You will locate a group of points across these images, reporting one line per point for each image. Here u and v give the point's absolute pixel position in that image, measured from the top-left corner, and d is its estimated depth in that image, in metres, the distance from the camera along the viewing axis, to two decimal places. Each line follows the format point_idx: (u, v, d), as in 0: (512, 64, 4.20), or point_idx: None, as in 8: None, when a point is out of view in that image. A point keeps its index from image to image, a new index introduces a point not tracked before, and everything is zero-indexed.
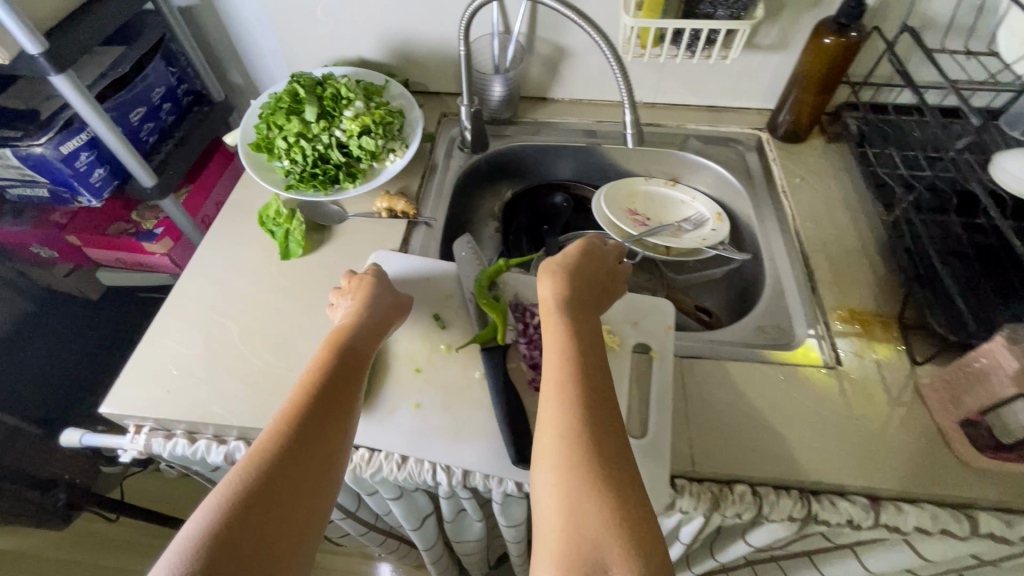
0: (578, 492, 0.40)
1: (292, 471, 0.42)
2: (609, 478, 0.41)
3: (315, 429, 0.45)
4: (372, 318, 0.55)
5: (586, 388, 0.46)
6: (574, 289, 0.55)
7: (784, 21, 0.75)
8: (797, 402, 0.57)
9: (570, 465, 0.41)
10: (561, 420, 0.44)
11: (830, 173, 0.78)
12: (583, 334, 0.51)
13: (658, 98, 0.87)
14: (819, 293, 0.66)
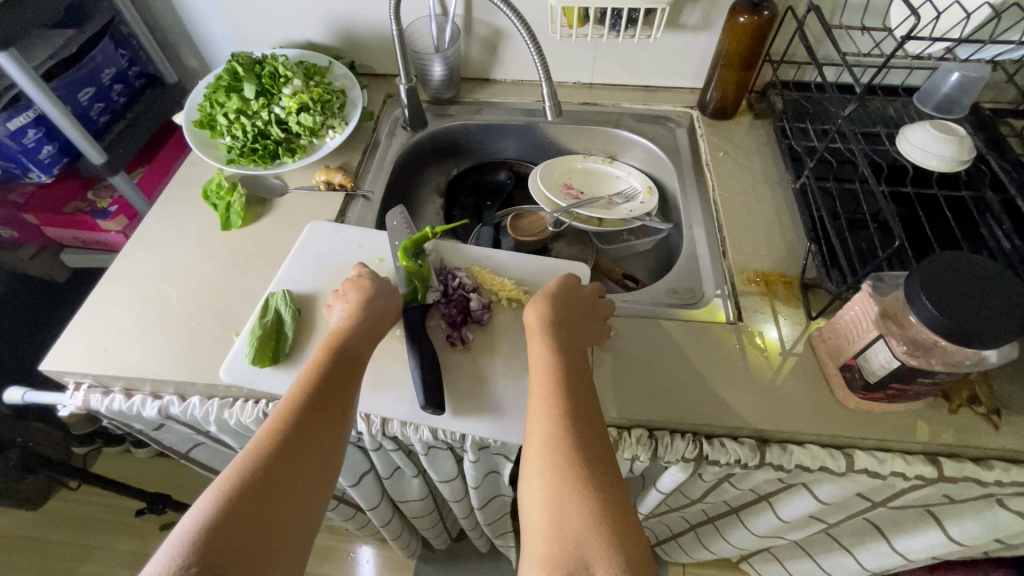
0: (565, 497, 0.43)
1: (289, 472, 0.43)
2: (592, 482, 0.44)
3: (313, 431, 0.46)
4: (368, 323, 0.56)
5: (576, 403, 0.49)
6: (561, 313, 0.58)
7: (705, 2, 0.78)
8: (697, 355, 0.61)
9: (555, 473, 0.44)
10: (548, 429, 0.47)
11: (752, 148, 0.83)
12: (571, 354, 0.54)
13: (594, 78, 0.91)
14: (729, 257, 0.70)
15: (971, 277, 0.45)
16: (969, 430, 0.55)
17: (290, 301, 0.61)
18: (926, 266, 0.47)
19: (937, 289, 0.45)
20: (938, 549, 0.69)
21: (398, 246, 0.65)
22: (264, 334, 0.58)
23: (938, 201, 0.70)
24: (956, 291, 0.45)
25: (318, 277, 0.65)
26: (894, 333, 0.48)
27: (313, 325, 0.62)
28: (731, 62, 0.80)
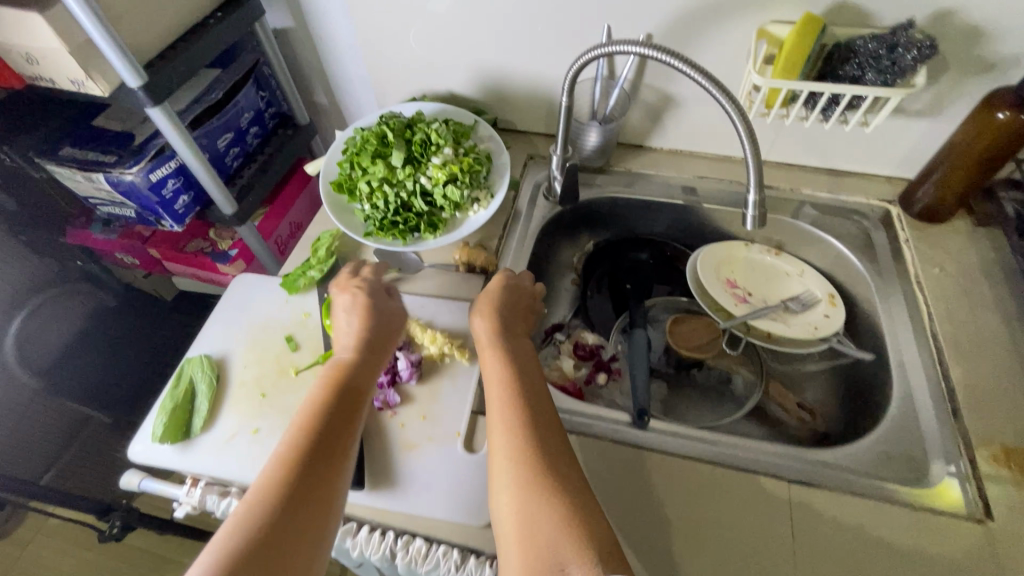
0: (535, 508, 0.42)
1: (305, 490, 0.42)
2: (560, 494, 0.42)
3: (321, 443, 0.45)
4: (376, 339, 0.56)
5: (531, 416, 0.48)
6: (505, 326, 0.59)
7: (942, 86, 0.64)
8: (934, 561, 0.47)
9: (521, 487, 0.43)
10: (511, 446, 0.46)
11: (977, 265, 0.67)
12: (524, 367, 0.54)
13: (770, 156, 0.78)
14: (962, 419, 0.55)
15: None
16: None
17: (206, 368, 0.59)
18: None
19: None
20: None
21: (325, 299, 0.63)
22: (175, 409, 0.56)
23: None
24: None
25: (239, 339, 0.63)
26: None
27: (230, 391, 0.59)
28: (967, 160, 0.64)
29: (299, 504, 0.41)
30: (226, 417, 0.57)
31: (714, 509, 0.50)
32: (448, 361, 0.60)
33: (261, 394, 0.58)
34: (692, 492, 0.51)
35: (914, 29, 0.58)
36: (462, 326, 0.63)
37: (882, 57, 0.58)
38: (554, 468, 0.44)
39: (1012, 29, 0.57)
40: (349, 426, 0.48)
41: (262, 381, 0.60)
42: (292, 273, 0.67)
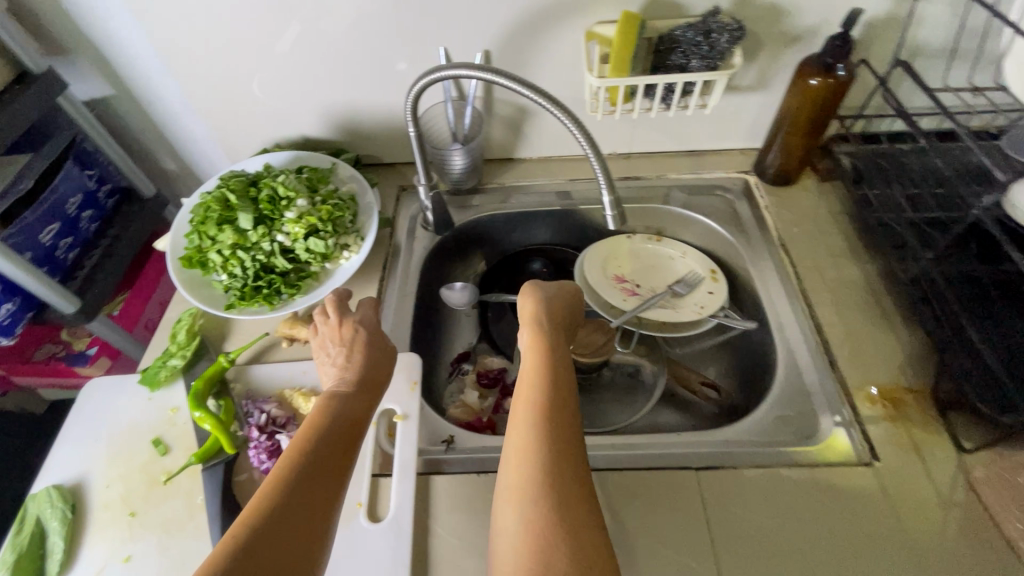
0: (543, 513, 0.36)
1: (282, 531, 0.36)
2: (572, 503, 0.37)
3: (316, 468, 0.41)
4: (365, 381, 0.51)
5: (551, 403, 0.43)
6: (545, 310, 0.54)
7: (762, 62, 0.68)
8: (838, 514, 0.49)
9: (527, 490, 0.38)
10: (523, 450, 0.40)
11: (828, 219, 0.72)
12: (551, 356, 0.49)
13: (633, 148, 0.80)
14: (839, 370, 0.58)
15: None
16: None
17: (56, 500, 0.51)
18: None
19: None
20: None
21: (190, 390, 0.57)
22: (23, 558, 0.48)
23: None
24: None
25: (96, 455, 0.55)
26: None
27: (91, 519, 0.51)
28: (799, 126, 0.69)
29: (282, 529, 0.36)
30: (88, 551, 0.50)
31: (635, 517, 0.50)
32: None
33: (129, 514, 0.51)
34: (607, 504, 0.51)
35: (722, 15, 0.61)
36: None
37: (700, 44, 0.60)
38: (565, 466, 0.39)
39: (808, 5, 0.62)
40: (345, 457, 0.43)
41: (129, 497, 0.52)
42: (151, 366, 0.60)
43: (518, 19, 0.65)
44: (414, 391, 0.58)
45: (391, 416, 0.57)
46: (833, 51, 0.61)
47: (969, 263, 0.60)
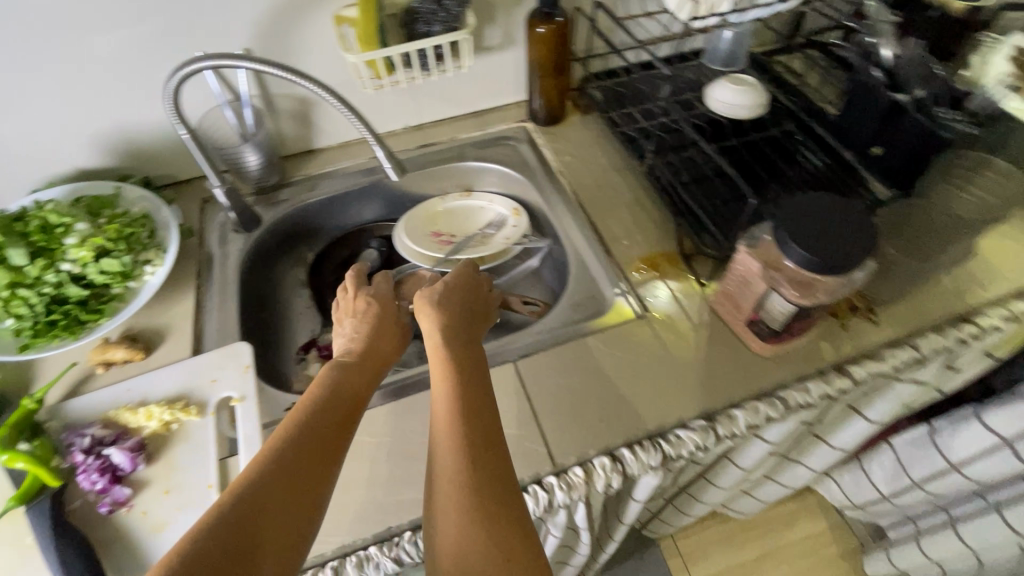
0: (475, 524, 0.39)
1: (268, 515, 0.37)
2: (500, 522, 0.40)
3: (302, 456, 0.41)
4: (363, 356, 0.53)
5: (481, 416, 0.45)
6: (447, 305, 0.54)
7: (501, 22, 0.79)
8: (624, 359, 0.61)
9: (466, 507, 0.40)
10: (459, 466, 0.41)
11: (592, 143, 0.86)
12: (473, 367, 0.49)
13: (422, 119, 0.89)
14: (613, 254, 0.71)
15: (819, 212, 0.52)
16: (865, 333, 0.61)
17: None
18: (785, 215, 0.52)
19: (802, 234, 0.50)
20: (870, 421, 0.80)
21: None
22: None
23: (757, 144, 0.79)
24: (812, 225, 0.51)
25: None
26: (786, 281, 0.53)
27: None
28: (545, 70, 0.82)
29: (268, 511, 0.37)
30: None
31: None
32: (177, 427, 0.57)
33: None
34: None
35: None
36: (182, 388, 0.59)
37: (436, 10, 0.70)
38: (500, 492, 0.41)
39: None
40: (339, 438, 0.44)
41: None
42: None
43: (269, 13, 0.69)
44: (248, 372, 0.60)
45: (229, 402, 0.59)
46: None
47: (686, 151, 0.79)
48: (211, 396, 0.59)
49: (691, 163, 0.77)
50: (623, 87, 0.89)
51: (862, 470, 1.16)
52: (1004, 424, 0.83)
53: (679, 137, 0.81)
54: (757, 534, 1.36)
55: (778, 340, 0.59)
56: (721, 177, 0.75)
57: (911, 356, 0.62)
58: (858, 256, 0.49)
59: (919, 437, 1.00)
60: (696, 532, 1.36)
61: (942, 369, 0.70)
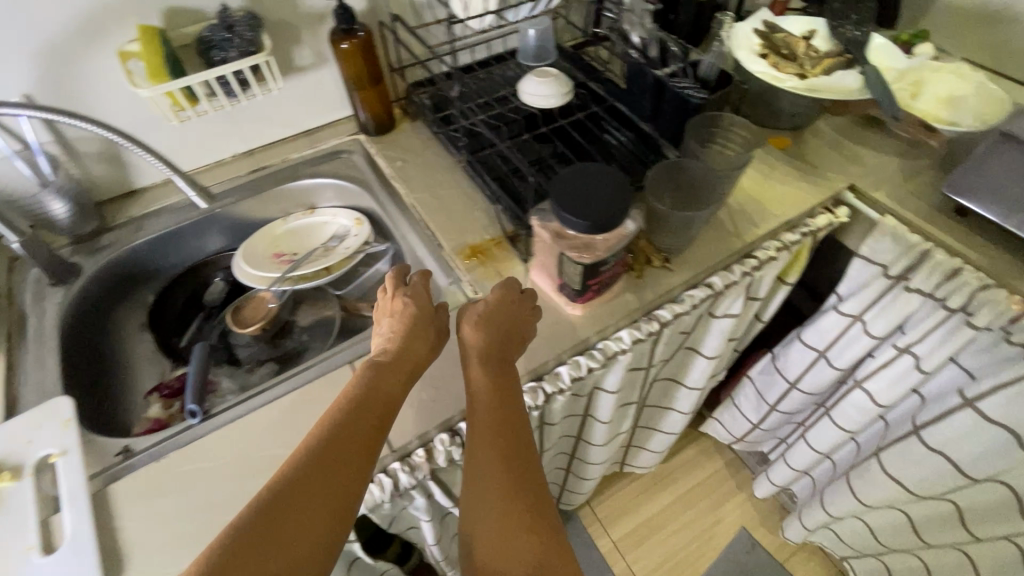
0: (508, 531, 0.53)
1: (317, 502, 0.46)
2: (532, 537, 0.53)
3: (348, 455, 0.49)
4: (403, 356, 0.57)
5: (510, 431, 0.56)
6: (493, 320, 0.60)
7: (308, 42, 0.82)
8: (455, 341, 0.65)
9: (500, 510, 0.54)
10: (500, 488, 0.55)
11: (422, 146, 0.90)
12: (508, 389, 0.58)
13: (251, 144, 0.89)
14: (443, 246, 0.75)
15: (584, 180, 0.58)
16: (662, 280, 0.71)
17: None
18: (557, 187, 0.58)
19: (569, 203, 0.56)
20: (706, 357, 0.90)
21: None
22: None
23: (566, 129, 0.87)
24: (578, 193, 0.57)
25: None
26: (568, 246, 0.60)
27: None
28: (361, 83, 0.85)
29: (314, 498, 0.46)
30: None
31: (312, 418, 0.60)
32: None
33: None
34: (286, 421, 0.60)
35: (235, 11, 0.72)
36: None
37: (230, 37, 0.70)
38: (527, 498, 0.55)
39: None
40: (374, 446, 0.51)
41: None
42: None
43: (43, 55, 0.67)
44: (68, 426, 0.58)
45: (49, 460, 0.56)
46: (342, 19, 0.77)
47: (504, 142, 0.85)
48: (26, 458, 0.56)
49: (510, 153, 0.83)
50: (446, 90, 0.95)
51: (735, 405, 1.29)
52: (816, 339, 0.97)
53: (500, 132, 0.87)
54: (665, 484, 1.47)
55: (585, 299, 0.65)
56: (538, 165, 0.82)
57: (702, 293, 0.72)
58: (616, 216, 0.56)
59: (765, 365, 1.14)
60: (611, 493, 1.45)
61: (744, 300, 0.81)
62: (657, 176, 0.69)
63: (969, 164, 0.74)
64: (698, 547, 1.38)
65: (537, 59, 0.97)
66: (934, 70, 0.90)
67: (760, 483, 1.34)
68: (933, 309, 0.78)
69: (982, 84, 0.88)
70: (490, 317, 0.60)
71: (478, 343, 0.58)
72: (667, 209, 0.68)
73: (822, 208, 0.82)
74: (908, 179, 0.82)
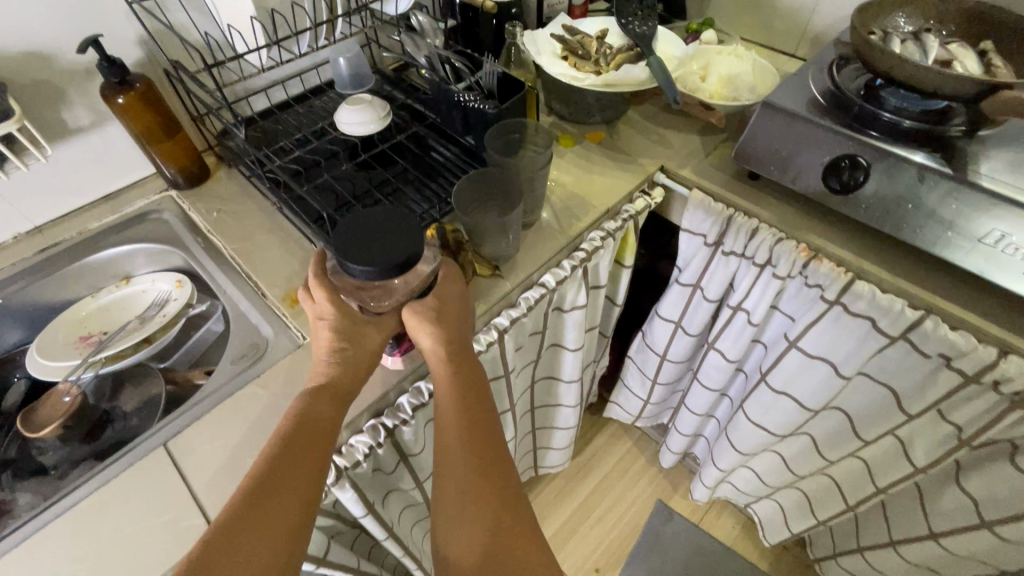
0: (482, 518, 0.53)
1: (266, 530, 0.46)
2: (505, 523, 0.54)
3: (294, 478, 0.49)
4: (342, 368, 0.57)
5: (481, 430, 0.57)
6: (440, 319, 0.61)
7: (79, 101, 0.75)
8: (284, 393, 0.62)
9: (468, 505, 0.54)
10: (464, 476, 0.55)
11: (240, 193, 0.85)
12: (460, 375, 0.60)
13: (38, 221, 0.79)
14: (268, 295, 0.72)
15: (366, 226, 0.57)
16: (494, 287, 0.72)
17: None
18: (339, 241, 0.55)
19: (355, 255, 0.54)
20: (570, 350, 0.93)
21: None
22: None
23: (389, 153, 0.86)
24: (363, 241, 0.55)
25: None
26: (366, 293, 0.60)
27: None
28: (154, 135, 0.79)
29: (261, 527, 0.46)
30: None
31: (123, 515, 0.54)
32: None
33: None
34: (91, 525, 0.53)
35: None
36: None
37: None
38: (502, 490, 0.55)
39: (62, 45, 0.70)
40: (317, 467, 0.51)
41: None
42: None
43: None
44: None
45: None
46: (108, 72, 0.70)
47: (324, 176, 0.83)
48: None
49: (331, 186, 0.81)
50: (263, 129, 0.90)
51: (626, 386, 1.34)
52: (671, 311, 1.03)
53: (323, 168, 0.84)
54: (583, 475, 1.50)
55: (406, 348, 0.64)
56: (363, 196, 0.79)
57: (537, 293, 0.75)
58: (409, 258, 0.54)
59: (639, 343, 1.19)
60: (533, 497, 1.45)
61: (587, 290, 0.84)
62: (461, 191, 0.71)
63: (747, 135, 0.82)
64: (621, 528, 1.42)
65: (355, 85, 0.96)
66: (718, 53, 0.99)
67: (663, 455, 1.40)
68: (747, 268, 0.85)
69: (757, 61, 0.98)
70: (435, 310, 0.61)
71: (429, 337, 0.59)
72: (478, 222, 0.69)
73: (640, 191, 0.87)
74: (709, 153, 0.89)
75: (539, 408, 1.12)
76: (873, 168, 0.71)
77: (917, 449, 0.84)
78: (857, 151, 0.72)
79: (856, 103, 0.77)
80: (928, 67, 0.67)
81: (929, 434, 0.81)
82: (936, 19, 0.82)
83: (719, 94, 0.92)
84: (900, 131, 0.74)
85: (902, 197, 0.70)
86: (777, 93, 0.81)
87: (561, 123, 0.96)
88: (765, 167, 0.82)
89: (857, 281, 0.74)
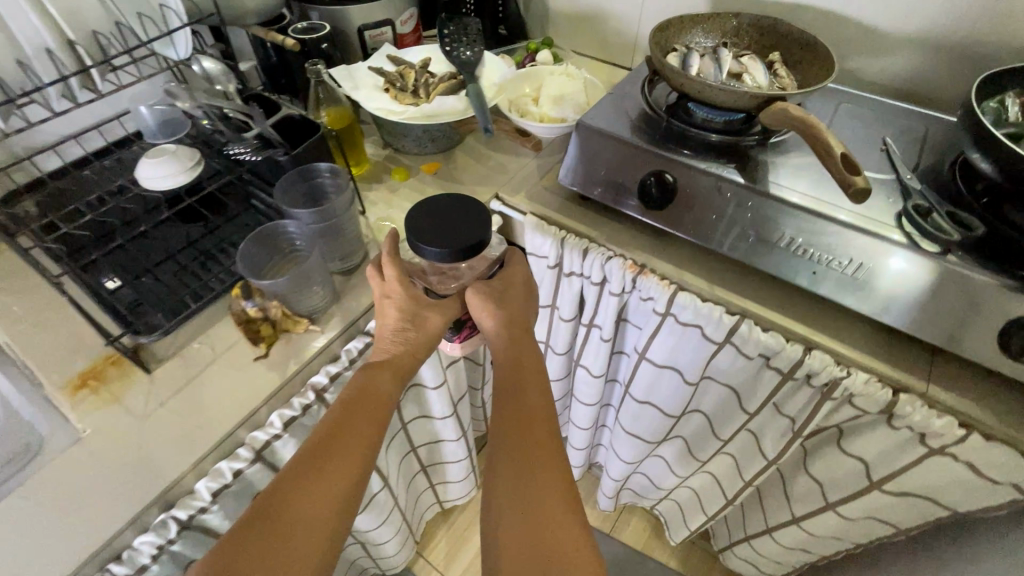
0: (527, 500, 0.55)
1: (326, 485, 0.52)
2: (553, 500, 0.55)
3: (355, 438, 0.56)
4: (407, 339, 0.64)
5: (529, 418, 0.61)
6: (501, 303, 0.69)
7: None
8: (49, 501, 0.54)
9: (524, 465, 0.57)
10: (525, 430, 0.60)
11: (22, 265, 0.75)
12: (513, 346, 0.68)
13: None
14: (42, 384, 0.63)
15: (443, 214, 0.65)
16: (309, 344, 0.67)
17: None
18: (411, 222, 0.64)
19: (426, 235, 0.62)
20: (430, 389, 0.90)
21: None
22: None
23: (196, 208, 0.80)
24: (439, 228, 0.63)
25: None
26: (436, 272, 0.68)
27: None
28: None
29: (331, 469, 0.53)
30: None
31: None
32: None
33: None
34: None
35: None
36: None
37: None
38: (547, 473, 0.57)
39: None
40: (378, 427, 0.58)
41: None
42: None
43: None
44: None
45: None
46: None
47: (117, 244, 0.75)
48: None
49: (126, 256, 0.74)
50: (53, 190, 0.81)
51: None
52: (539, 333, 1.03)
53: (135, 225, 0.77)
54: None
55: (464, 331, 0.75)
56: (178, 254, 0.75)
57: (361, 344, 0.70)
58: (478, 245, 0.62)
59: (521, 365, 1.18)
60: (441, 535, 1.40)
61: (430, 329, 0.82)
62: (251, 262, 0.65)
63: (572, 156, 0.83)
64: None
65: (163, 133, 0.87)
66: (550, 73, 1.00)
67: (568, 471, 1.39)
68: (588, 287, 0.86)
69: (587, 80, 1.00)
70: (496, 289, 0.70)
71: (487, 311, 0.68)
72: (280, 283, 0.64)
73: None
74: (543, 176, 0.89)
75: (421, 448, 1.07)
76: (679, 182, 0.74)
77: (766, 444, 0.87)
78: (666, 168, 0.74)
79: (664, 120, 0.80)
80: (711, 83, 0.69)
81: (773, 428, 0.84)
82: (732, 34, 0.87)
83: (548, 116, 0.93)
84: (704, 144, 0.77)
85: (709, 208, 0.73)
86: (595, 114, 0.82)
87: (396, 156, 0.93)
88: (592, 187, 0.82)
89: (680, 292, 0.75)
